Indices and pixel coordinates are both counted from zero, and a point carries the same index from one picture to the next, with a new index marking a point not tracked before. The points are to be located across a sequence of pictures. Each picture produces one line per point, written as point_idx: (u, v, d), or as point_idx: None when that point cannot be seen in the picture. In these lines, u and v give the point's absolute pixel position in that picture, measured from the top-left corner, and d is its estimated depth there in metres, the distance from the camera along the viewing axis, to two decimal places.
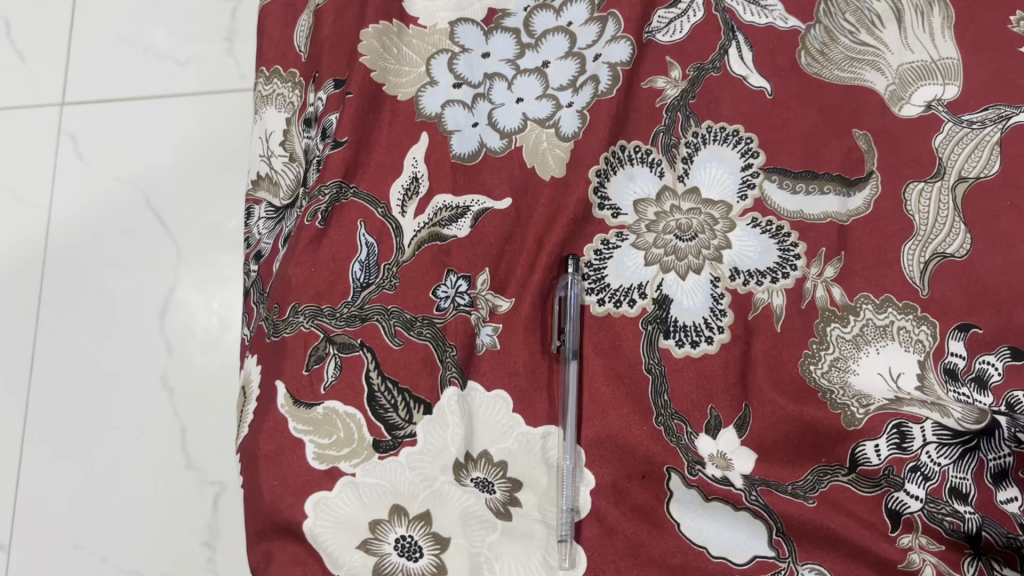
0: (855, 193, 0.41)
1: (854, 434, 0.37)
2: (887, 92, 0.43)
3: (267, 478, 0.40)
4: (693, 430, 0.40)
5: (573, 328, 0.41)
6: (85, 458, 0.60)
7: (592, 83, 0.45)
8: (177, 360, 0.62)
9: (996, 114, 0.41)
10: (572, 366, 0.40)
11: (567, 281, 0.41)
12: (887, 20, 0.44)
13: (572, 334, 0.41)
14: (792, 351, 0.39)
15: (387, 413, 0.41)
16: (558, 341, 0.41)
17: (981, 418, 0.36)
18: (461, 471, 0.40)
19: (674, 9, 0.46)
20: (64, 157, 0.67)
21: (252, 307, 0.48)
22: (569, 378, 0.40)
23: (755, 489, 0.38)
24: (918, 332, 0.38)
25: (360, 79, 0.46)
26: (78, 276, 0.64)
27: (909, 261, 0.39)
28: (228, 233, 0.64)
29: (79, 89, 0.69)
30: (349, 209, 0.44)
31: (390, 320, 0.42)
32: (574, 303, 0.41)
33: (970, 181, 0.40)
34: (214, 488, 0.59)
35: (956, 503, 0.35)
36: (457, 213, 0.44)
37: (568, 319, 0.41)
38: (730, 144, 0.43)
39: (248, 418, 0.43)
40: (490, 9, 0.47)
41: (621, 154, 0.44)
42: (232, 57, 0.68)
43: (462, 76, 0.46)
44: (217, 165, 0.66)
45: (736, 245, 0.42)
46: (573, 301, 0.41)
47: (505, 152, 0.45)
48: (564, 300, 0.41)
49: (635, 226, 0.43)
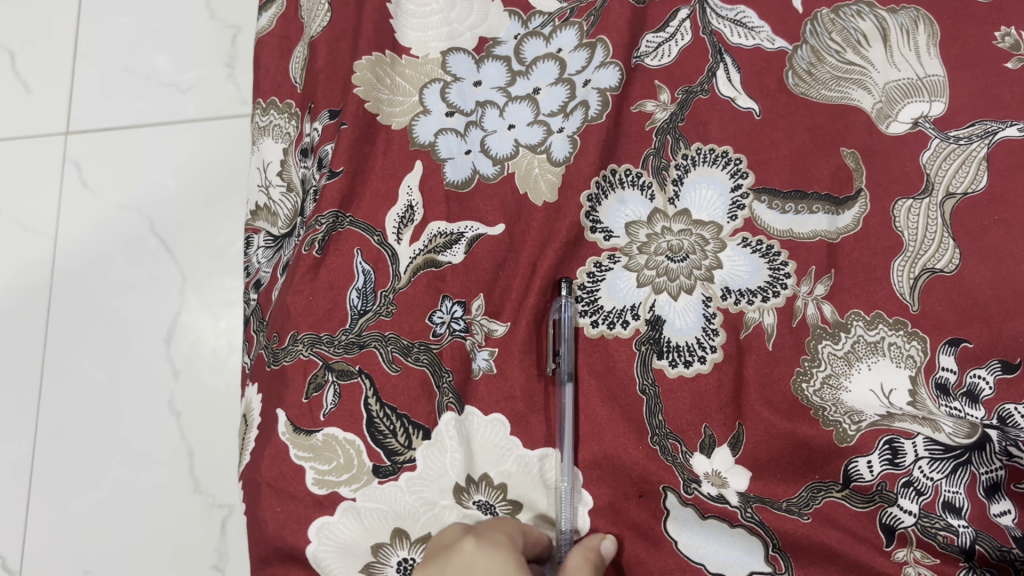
0: (844, 211, 0.42)
1: (846, 450, 0.38)
2: (874, 110, 0.43)
3: (271, 506, 0.41)
4: (687, 449, 0.40)
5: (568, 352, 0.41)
6: (95, 483, 0.61)
7: (582, 108, 0.46)
8: (183, 384, 0.63)
9: (982, 130, 0.41)
10: (568, 390, 0.41)
11: (562, 303, 0.42)
12: (873, 39, 0.45)
13: (566, 357, 0.41)
14: (784, 370, 0.40)
15: (387, 439, 0.41)
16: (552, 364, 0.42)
17: (972, 432, 0.36)
18: (462, 494, 0.41)
19: (662, 34, 0.47)
20: (68, 186, 0.68)
21: (252, 335, 0.49)
22: (565, 402, 0.41)
23: (750, 506, 0.39)
24: (909, 347, 0.39)
25: (354, 109, 0.47)
26: (85, 303, 0.65)
27: (899, 277, 0.40)
28: (232, 257, 0.65)
29: (83, 117, 0.70)
30: (347, 238, 0.45)
31: (388, 346, 0.43)
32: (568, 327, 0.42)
33: (958, 196, 0.40)
34: (222, 511, 0.60)
35: (949, 517, 0.35)
36: (452, 239, 0.44)
37: (563, 343, 0.42)
38: (719, 166, 0.44)
39: (250, 446, 0.44)
40: (480, 38, 0.48)
41: (612, 177, 0.45)
42: (233, 83, 0.69)
43: (455, 105, 0.47)
44: (219, 190, 0.66)
45: (727, 265, 0.42)
46: (567, 325, 0.42)
47: (497, 179, 0.45)
48: (558, 323, 0.42)
49: (626, 248, 0.44)
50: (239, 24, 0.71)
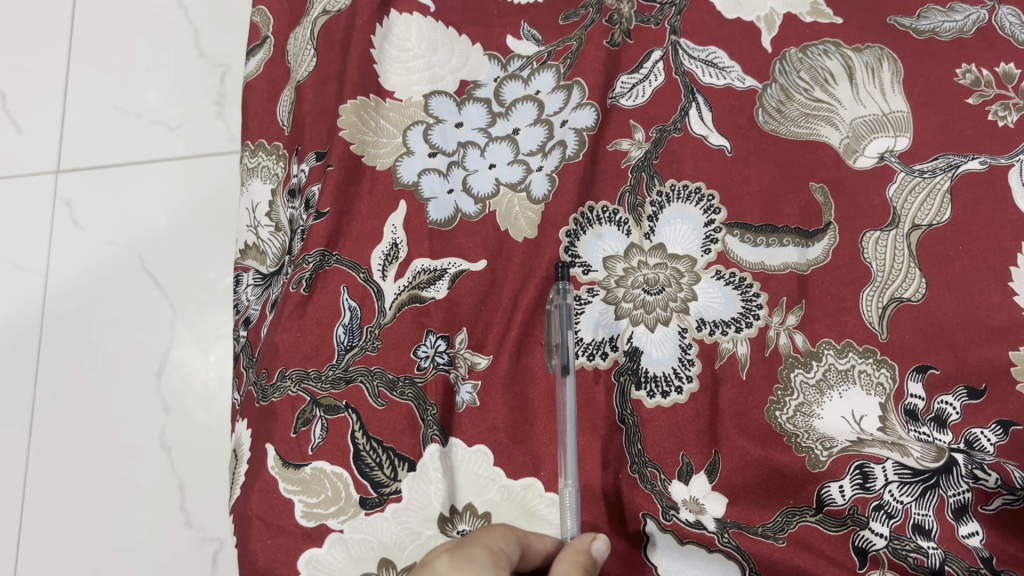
0: (814, 244, 0.43)
1: (819, 475, 0.39)
2: (842, 145, 0.45)
3: (261, 539, 0.42)
4: (666, 476, 0.41)
5: (566, 342, 0.41)
6: (85, 518, 0.61)
7: (560, 147, 0.48)
8: (175, 418, 0.64)
9: (946, 163, 0.43)
10: (568, 382, 0.41)
11: (559, 288, 0.43)
12: (839, 77, 0.46)
13: (562, 349, 0.41)
14: (758, 399, 0.41)
15: (373, 471, 0.42)
16: (553, 359, 0.42)
17: (939, 456, 0.37)
18: (446, 523, 0.42)
19: (636, 75, 0.49)
20: (59, 223, 0.69)
21: (241, 371, 0.50)
22: (565, 394, 0.41)
23: (727, 531, 0.39)
24: (878, 375, 0.40)
25: (340, 152, 0.48)
26: (75, 339, 0.66)
27: (868, 306, 0.41)
28: (223, 291, 0.66)
29: (75, 158, 0.71)
30: (333, 275, 0.46)
31: (374, 381, 0.44)
32: (565, 312, 0.42)
33: (924, 227, 0.42)
34: (212, 545, 0.61)
35: (919, 538, 0.36)
36: (435, 275, 0.46)
37: (560, 332, 0.42)
38: (693, 202, 0.45)
39: (241, 479, 0.45)
40: (461, 81, 0.50)
41: (589, 214, 0.46)
42: (222, 120, 0.71)
43: (437, 146, 0.49)
44: (209, 224, 0.68)
45: (702, 297, 0.44)
46: (565, 310, 0.42)
47: (479, 217, 0.47)
48: (556, 308, 0.42)
49: (604, 282, 0.45)
50: (228, 63, 0.73)
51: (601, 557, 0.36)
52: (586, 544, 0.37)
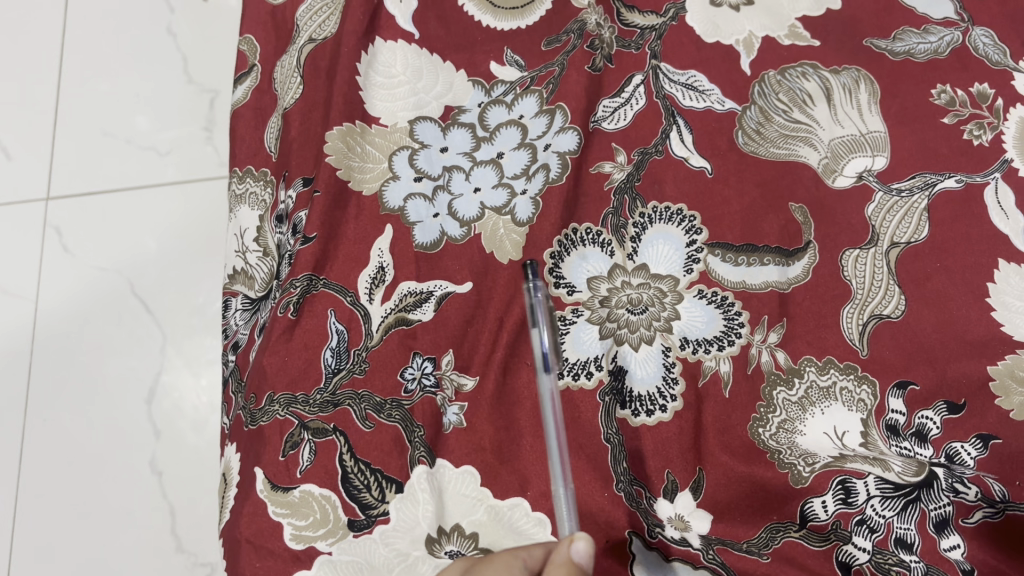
0: (794, 262, 0.44)
1: (802, 491, 0.39)
2: (821, 165, 0.46)
3: (250, 562, 0.42)
4: (651, 494, 0.42)
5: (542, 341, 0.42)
6: (75, 543, 0.61)
7: (544, 170, 0.48)
8: (165, 443, 0.64)
9: (922, 182, 0.43)
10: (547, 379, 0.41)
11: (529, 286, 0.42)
12: (817, 98, 0.47)
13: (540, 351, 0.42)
14: (741, 416, 0.42)
15: (361, 493, 0.43)
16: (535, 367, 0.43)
17: (920, 470, 0.38)
18: (434, 544, 0.42)
19: (617, 99, 0.50)
20: (49, 250, 0.70)
21: (230, 396, 0.50)
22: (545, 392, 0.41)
23: (711, 548, 0.40)
24: (859, 391, 0.40)
25: (326, 177, 0.49)
26: (64, 365, 0.66)
27: (848, 324, 0.42)
28: (212, 315, 0.67)
29: (64, 184, 0.71)
30: (320, 299, 0.47)
31: (361, 404, 0.44)
32: (539, 310, 0.42)
33: (903, 245, 0.42)
34: (204, 570, 0.61)
35: (902, 552, 0.37)
36: (421, 298, 0.47)
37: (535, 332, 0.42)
38: (675, 222, 0.46)
39: (230, 504, 0.45)
40: (446, 106, 0.51)
41: (574, 235, 0.47)
42: (211, 145, 0.72)
43: (423, 171, 0.50)
44: (199, 249, 0.68)
45: (685, 316, 0.44)
46: (539, 307, 0.42)
47: (464, 240, 0.48)
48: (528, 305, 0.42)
49: (588, 302, 0.46)
50: (217, 89, 0.73)
51: (586, 558, 0.33)
52: (567, 549, 0.33)
